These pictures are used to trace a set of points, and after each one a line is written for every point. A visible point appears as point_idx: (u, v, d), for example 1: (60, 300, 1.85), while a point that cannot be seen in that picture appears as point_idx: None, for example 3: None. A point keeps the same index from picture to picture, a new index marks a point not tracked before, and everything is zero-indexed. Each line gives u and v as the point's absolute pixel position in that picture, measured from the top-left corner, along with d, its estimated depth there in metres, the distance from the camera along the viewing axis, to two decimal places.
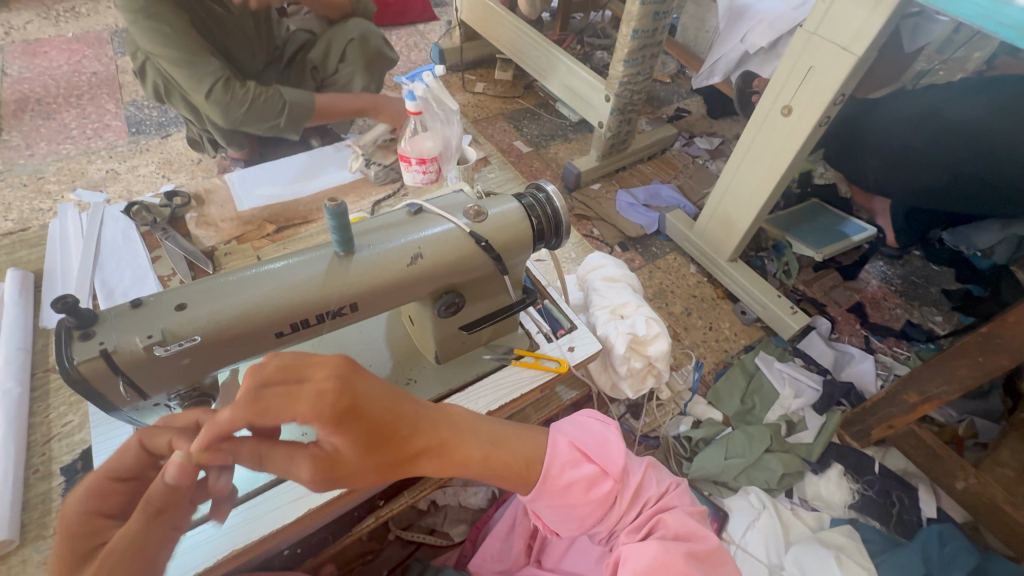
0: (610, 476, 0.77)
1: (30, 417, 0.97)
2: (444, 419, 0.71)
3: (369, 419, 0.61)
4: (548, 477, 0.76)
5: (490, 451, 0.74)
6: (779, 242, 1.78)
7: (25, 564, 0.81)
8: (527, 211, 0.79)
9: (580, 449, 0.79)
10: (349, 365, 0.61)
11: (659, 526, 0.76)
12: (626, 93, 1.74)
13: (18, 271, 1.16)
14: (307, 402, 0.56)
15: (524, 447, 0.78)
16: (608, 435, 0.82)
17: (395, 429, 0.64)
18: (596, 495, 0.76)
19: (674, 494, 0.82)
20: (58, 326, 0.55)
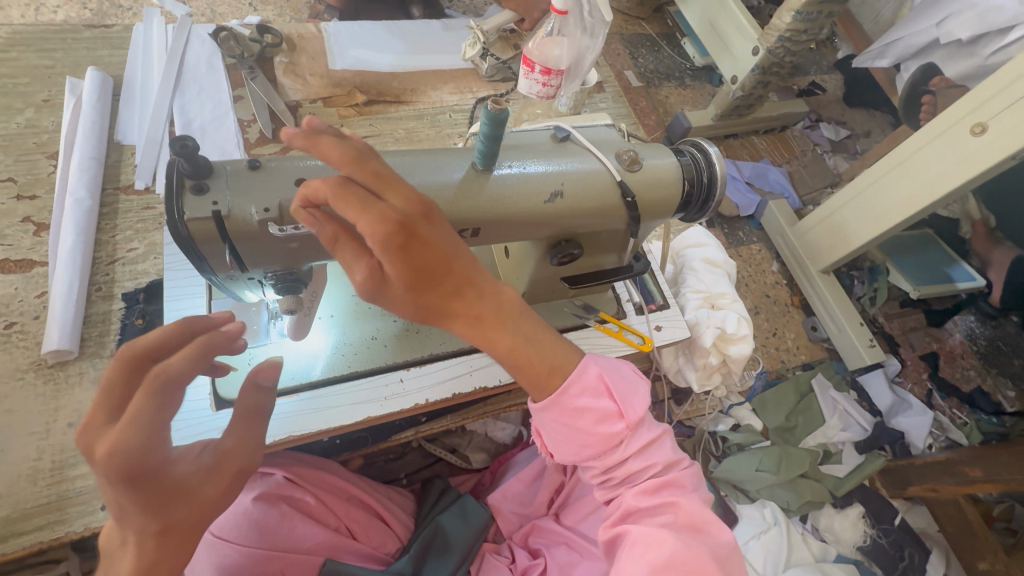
0: (625, 421, 0.59)
1: (98, 233, 0.94)
2: (491, 291, 0.56)
3: (416, 261, 0.48)
4: (561, 393, 0.59)
5: (518, 344, 0.58)
6: (878, 265, 1.62)
7: (81, 377, 0.82)
8: (683, 171, 0.68)
9: (605, 382, 0.61)
10: (429, 209, 0.49)
11: (670, 509, 0.59)
12: (780, 51, 1.49)
13: (98, 72, 1.07)
14: (375, 223, 0.45)
15: (547, 349, 0.59)
16: (638, 384, 0.63)
17: (450, 285, 0.52)
18: (603, 438, 0.59)
19: (692, 475, 0.64)
20: (169, 170, 0.48)
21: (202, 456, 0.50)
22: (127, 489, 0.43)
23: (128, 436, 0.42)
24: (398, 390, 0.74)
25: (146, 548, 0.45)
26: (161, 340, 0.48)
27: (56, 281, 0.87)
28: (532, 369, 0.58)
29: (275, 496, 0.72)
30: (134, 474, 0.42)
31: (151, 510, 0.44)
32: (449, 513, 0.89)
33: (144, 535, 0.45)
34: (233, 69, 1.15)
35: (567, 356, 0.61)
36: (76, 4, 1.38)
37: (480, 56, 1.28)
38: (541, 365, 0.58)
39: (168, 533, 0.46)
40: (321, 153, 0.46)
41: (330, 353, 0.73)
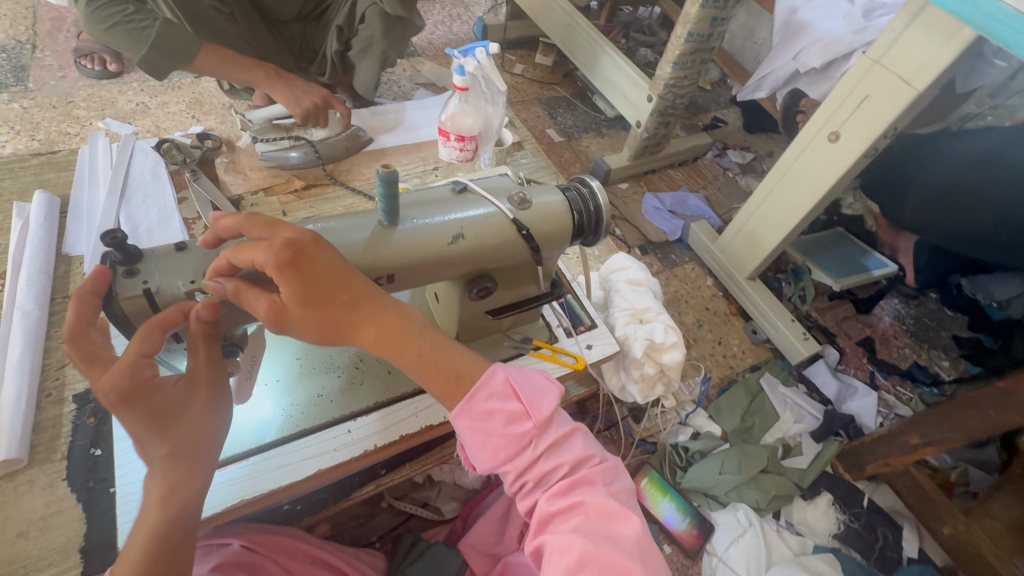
0: (532, 420, 0.60)
1: (46, 341, 0.97)
2: (394, 306, 0.61)
3: (310, 283, 0.55)
4: (468, 399, 0.61)
5: (427, 350, 0.62)
6: (799, 265, 1.77)
7: (33, 483, 0.83)
8: (570, 204, 0.78)
9: (511, 385, 0.63)
10: (319, 241, 0.57)
11: (581, 511, 0.57)
12: (670, 96, 1.71)
13: (46, 194, 1.15)
14: (266, 251, 0.53)
15: (455, 355, 0.64)
16: (550, 386, 0.65)
17: (343, 304, 0.57)
18: (512, 439, 0.60)
19: (607, 471, 0.62)
20: (102, 261, 0.55)
21: (185, 379, 0.56)
22: (129, 411, 0.51)
23: (118, 364, 0.51)
24: (346, 440, 0.77)
25: (162, 469, 0.52)
26: (77, 313, 0.50)
27: (4, 392, 0.89)
28: (442, 375, 0.62)
29: (234, 565, 0.72)
30: (126, 393, 0.50)
31: (157, 429, 0.52)
32: (418, 566, 0.91)
33: (157, 460, 0.52)
34: (176, 174, 1.25)
35: (479, 362, 0.65)
36: (25, 137, 1.48)
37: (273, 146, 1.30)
38: (450, 370, 0.62)
39: (175, 454, 0.53)
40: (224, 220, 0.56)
41: (280, 415, 0.77)
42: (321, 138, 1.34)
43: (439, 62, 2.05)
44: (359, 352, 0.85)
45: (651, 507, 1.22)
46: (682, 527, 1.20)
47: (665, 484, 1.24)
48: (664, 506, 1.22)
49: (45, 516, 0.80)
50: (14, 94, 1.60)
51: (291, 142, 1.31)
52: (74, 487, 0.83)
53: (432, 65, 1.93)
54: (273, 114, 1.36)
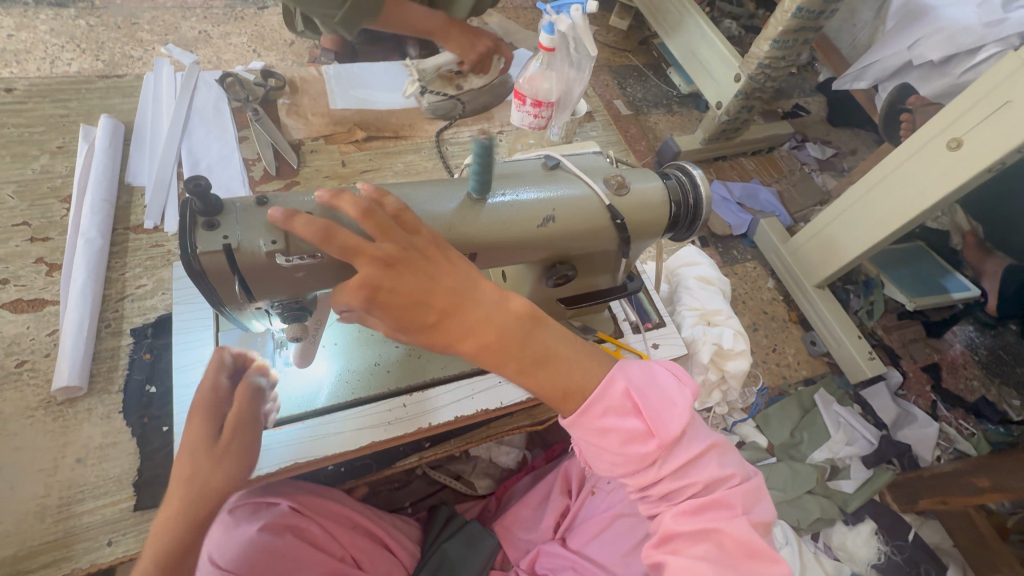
0: (655, 439, 0.57)
1: (107, 271, 0.96)
2: (489, 314, 0.57)
3: (400, 290, 0.53)
4: (583, 413, 0.58)
5: (523, 368, 0.58)
6: (872, 278, 1.65)
7: (90, 413, 0.83)
8: (669, 194, 0.71)
9: (632, 398, 0.59)
10: (414, 251, 0.54)
11: (712, 538, 0.57)
12: (760, 77, 1.56)
13: (111, 119, 1.13)
14: (365, 265, 0.52)
15: (558, 368, 0.59)
16: (676, 396, 0.60)
17: (436, 314, 0.55)
18: (631, 457, 0.57)
19: (743, 493, 0.60)
20: (182, 207, 0.51)
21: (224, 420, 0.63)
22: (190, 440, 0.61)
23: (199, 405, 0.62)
24: (400, 415, 0.75)
25: (202, 459, 0.60)
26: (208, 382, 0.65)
27: (66, 318, 0.89)
28: (543, 392, 0.59)
29: (282, 526, 0.73)
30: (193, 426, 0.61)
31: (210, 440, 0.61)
32: (454, 540, 0.89)
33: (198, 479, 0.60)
34: (238, 112, 1.21)
35: (592, 375, 0.60)
36: (89, 57, 1.46)
37: (419, 93, 1.32)
38: (550, 387, 0.59)
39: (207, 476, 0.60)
40: (295, 231, 0.50)
41: (335, 381, 0.75)
42: (478, 87, 1.35)
43: (509, 16, 1.91)
44: None
45: None
46: None
47: None
48: None
49: (102, 446, 0.81)
50: (79, 10, 1.56)
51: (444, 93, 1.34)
52: (129, 421, 0.84)
53: (502, 18, 1.81)
54: (439, 61, 1.35)
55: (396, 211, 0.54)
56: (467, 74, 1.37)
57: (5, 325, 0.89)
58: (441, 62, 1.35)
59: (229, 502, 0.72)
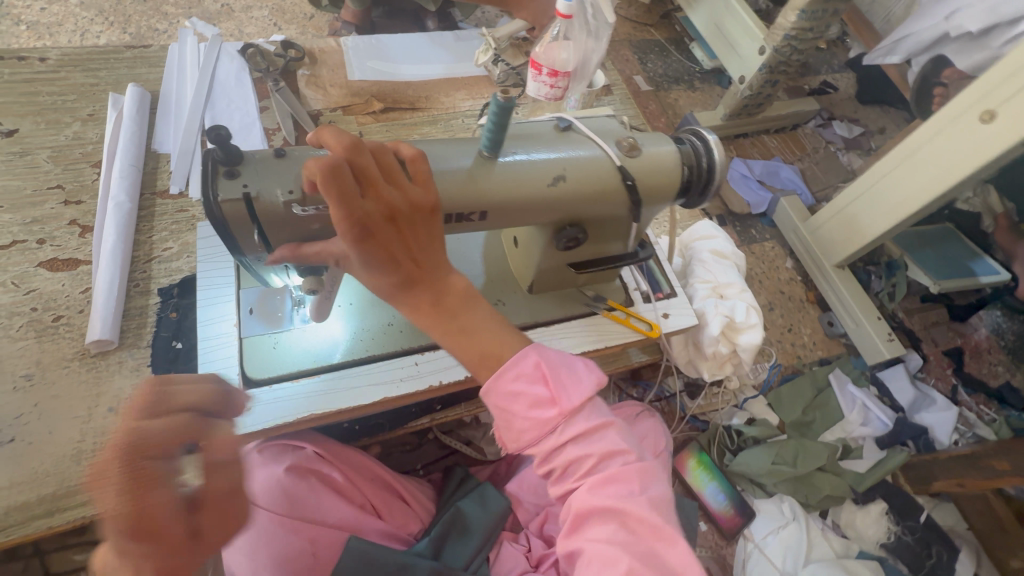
0: (558, 407, 0.58)
1: (136, 233, 1.00)
2: (433, 282, 0.59)
3: (385, 240, 0.54)
4: (497, 377, 0.59)
5: (453, 333, 0.60)
6: (895, 260, 1.60)
7: (121, 365, 0.88)
8: (682, 158, 0.70)
9: (541, 368, 0.60)
10: (417, 210, 0.55)
11: (617, 515, 0.57)
12: (786, 50, 1.51)
13: (137, 88, 1.16)
14: (374, 204, 0.52)
15: (480, 337, 0.61)
16: (583, 373, 0.62)
17: (399, 276, 0.57)
18: (536, 424, 0.58)
19: (643, 471, 0.60)
20: (204, 158, 0.53)
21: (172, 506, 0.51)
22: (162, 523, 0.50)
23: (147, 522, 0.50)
24: (413, 372, 0.77)
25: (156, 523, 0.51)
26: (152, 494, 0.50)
27: (98, 277, 0.93)
28: (466, 358, 0.61)
29: (305, 468, 0.78)
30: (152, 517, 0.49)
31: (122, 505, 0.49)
32: (467, 499, 0.91)
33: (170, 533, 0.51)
34: (259, 82, 1.23)
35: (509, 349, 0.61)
36: (118, 30, 1.49)
37: (491, 62, 1.36)
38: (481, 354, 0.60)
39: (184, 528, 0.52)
40: (324, 143, 0.52)
41: (349, 339, 0.77)
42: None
43: None
44: None
45: (693, 485, 1.20)
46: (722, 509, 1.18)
47: (711, 465, 1.21)
48: (706, 486, 1.20)
49: (132, 396, 0.86)
50: None
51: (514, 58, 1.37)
52: (157, 374, 0.88)
53: None
54: (512, 29, 1.35)
55: (414, 160, 0.56)
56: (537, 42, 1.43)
57: (43, 282, 0.93)
58: (515, 29, 1.35)
59: (258, 444, 0.79)
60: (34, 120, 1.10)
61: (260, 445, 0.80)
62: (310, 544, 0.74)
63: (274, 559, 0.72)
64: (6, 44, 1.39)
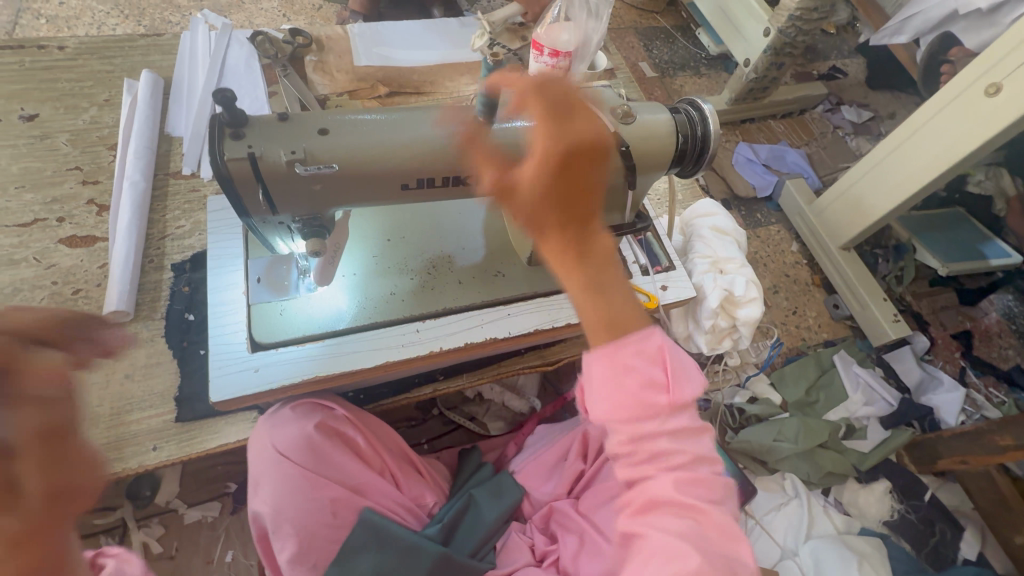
0: (670, 395, 0.51)
1: (150, 212, 1.04)
2: (587, 232, 0.52)
3: (557, 165, 0.50)
4: (621, 350, 0.52)
5: (587, 287, 0.52)
6: (903, 243, 1.59)
7: (137, 335, 0.92)
8: (677, 126, 0.71)
9: (663, 353, 0.53)
10: (522, 177, 0.54)
11: (693, 515, 0.50)
12: (791, 31, 1.50)
13: (151, 74, 1.19)
14: (543, 134, 0.52)
15: (616, 301, 0.53)
16: (691, 367, 0.55)
17: (570, 212, 0.51)
18: (641, 405, 0.51)
19: (723, 486, 0.54)
20: (210, 121, 0.56)
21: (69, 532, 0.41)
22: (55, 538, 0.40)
23: None
24: (414, 339, 0.80)
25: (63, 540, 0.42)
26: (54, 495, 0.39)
27: (114, 252, 0.97)
28: (588, 318, 0.53)
29: (332, 429, 0.80)
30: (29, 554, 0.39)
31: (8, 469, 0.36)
32: (482, 489, 0.92)
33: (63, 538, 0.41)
34: (268, 68, 1.26)
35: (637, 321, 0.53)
36: (132, 22, 1.54)
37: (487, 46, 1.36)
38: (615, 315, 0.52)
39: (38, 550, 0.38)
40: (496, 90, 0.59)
41: (352, 307, 0.79)
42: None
43: None
44: (432, 259, 0.85)
45: None
46: None
47: (715, 444, 1.20)
48: None
49: (147, 365, 0.89)
50: None
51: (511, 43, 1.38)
52: (171, 344, 0.92)
53: None
54: (507, 13, 1.39)
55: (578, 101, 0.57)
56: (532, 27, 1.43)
57: (62, 258, 0.97)
58: (508, 15, 1.39)
59: (288, 400, 0.79)
60: (53, 106, 1.14)
61: (289, 402, 0.80)
62: (331, 503, 0.76)
63: (296, 510, 0.74)
64: (26, 36, 1.44)
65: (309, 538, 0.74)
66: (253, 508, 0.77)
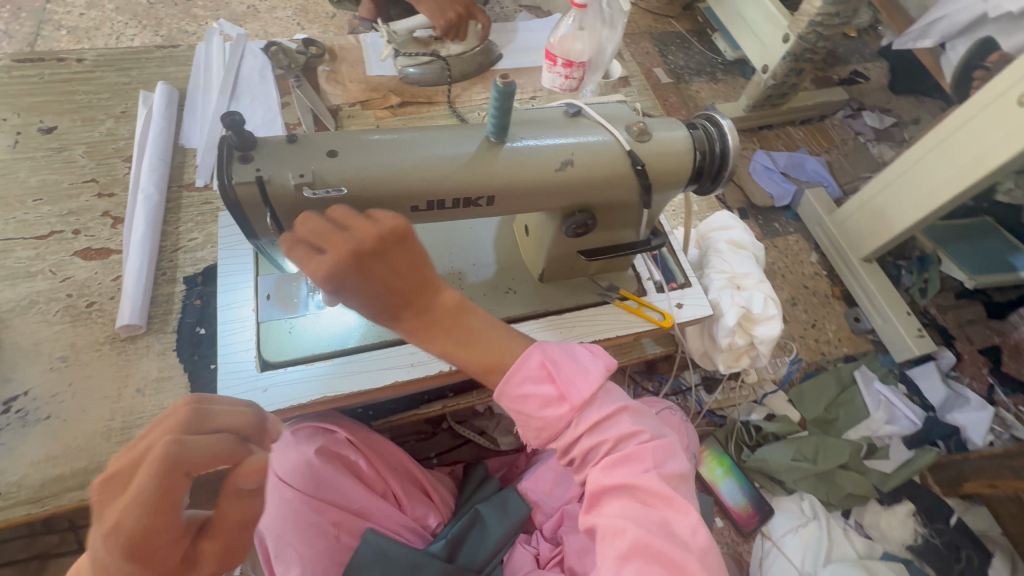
0: (568, 403, 0.59)
1: (164, 224, 1.04)
2: (438, 299, 0.60)
3: (380, 276, 0.55)
4: (505, 382, 0.60)
5: (455, 348, 0.60)
6: (927, 255, 1.54)
7: (149, 349, 0.92)
8: (695, 143, 0.69)
9: (547, 367, 0.60)
10: (391, 238, 0.55)
11: (629, 493, 0.57)
12: (811, 37, 1.46)
13: (166, 86, 1.20)
14: (337, 246, 0.54)
15: (480, 344, 0.61)
16: (589, 364, 0.61)
17: (398, 303, 0.58)
18: (550, 422, 0.59)
19: (658, 449, 0.60)
20: (220, 144, 0.55)
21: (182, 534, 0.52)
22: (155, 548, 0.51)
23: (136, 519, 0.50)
24: (423, 358, 0.78)
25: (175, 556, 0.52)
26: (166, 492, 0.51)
27: (127, 266, 0.97)
28: (466, 365, 0.61)
29: (334, 453, 0.79)
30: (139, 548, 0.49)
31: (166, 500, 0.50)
32: (487, 503, 0.91)
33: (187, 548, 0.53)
34: (281, 79, 1.26)
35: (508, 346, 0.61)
36: (150, 32, 1.55)
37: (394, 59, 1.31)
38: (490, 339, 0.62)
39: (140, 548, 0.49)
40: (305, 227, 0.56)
41: (361, 325, 0.78)
42: (458, 54, 1.31)
43: None
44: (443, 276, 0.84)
45: (710, 480, 1.17)
46: (738, 505, 1.15)
47: (729, 462, 1.18)
48: (723, 482, 1.17)
49: (158, 379, 0.90)
50: None
51: (427, 58, 1.30)
52: (182, 358, 0.92)
53: None
54: (412, 23, 1.29)
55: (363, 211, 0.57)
56: (445, 40, 1.32)
57: (78, 270, 0.98)
58: (413, 25, 1.29)
59: (292, 424, 0.80)
60: (71, 118, 1.15)
61: (294, 427, 0.80)
62: (334, 527, 0.75)
63: (297, 536, 0.73)
64: (47, 47, 1.47)
65: (313, 564, 0.72)
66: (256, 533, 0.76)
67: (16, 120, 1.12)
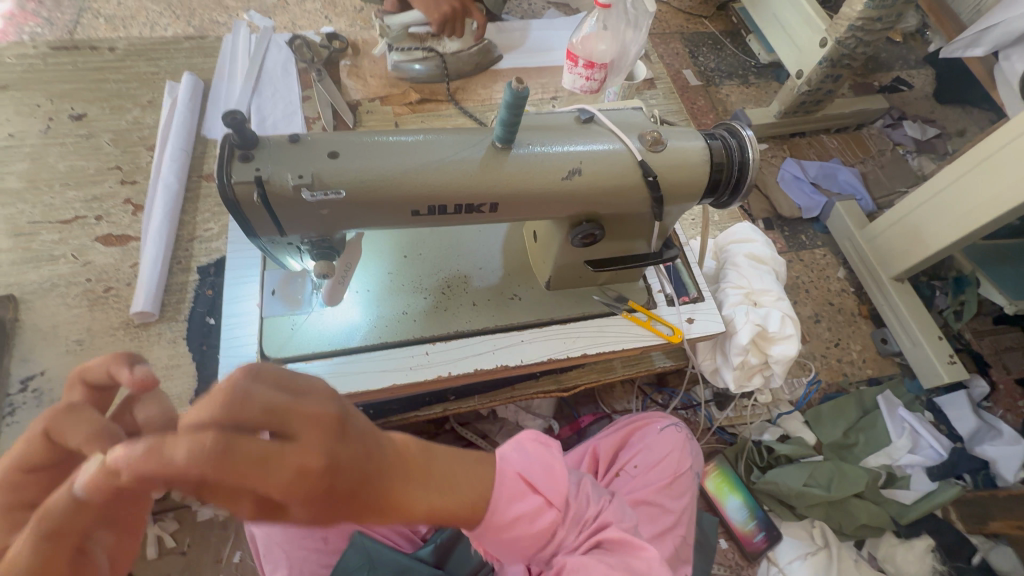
0: (555, 507, 0.55)
1: (182, 213, 1.06)
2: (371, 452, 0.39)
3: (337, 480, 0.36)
4: (490, 518, 0.49)
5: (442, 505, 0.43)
6: (964, 277, 1.45)
7: (160, 336, 0.94)
8: (712, 154, 0.66)
9: (526, 479, 0.52)
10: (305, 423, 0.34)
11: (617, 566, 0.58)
12: (850, 42, 1.39)
13: (192, 76, 1.22)
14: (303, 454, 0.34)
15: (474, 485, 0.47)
16: (556, 455, 0.57)
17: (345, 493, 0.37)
18: (539, 535, 0.54)
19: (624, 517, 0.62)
20: (223, 141, 0.56)
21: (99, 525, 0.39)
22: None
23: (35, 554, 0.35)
24: (422, 362, 0.78)
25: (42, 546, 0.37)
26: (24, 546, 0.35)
27: (144, 253, 0.99)
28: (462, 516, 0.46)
29: None
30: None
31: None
32: None
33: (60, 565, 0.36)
34: (304, 72, 1.26)
35: (487, 478, 0.49)
36: (182, 22, 1.58)
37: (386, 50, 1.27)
38: (468, 507, 0.46)
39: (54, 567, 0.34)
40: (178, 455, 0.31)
41: (362, 325, 0.78)
42: (454, 53, 1.25)
43: None
44: (448, 278, 0.83)
45: (715, 497, 1.14)
46: (742, 526, 1.11)
47: (735, 480, 1.15)
48: (728, 500, 1.13)
49: (169, 365, 0.92)
50: None
51: (424, 54, 1.24)
52: (191, 347, 0.93)
53: None
54: (408, 20, 1.19)
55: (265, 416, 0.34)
56: (441, 36, 1.24)
57: (98, 255, 1.01)
58: (407, 21, 1.19)
59: None
60: (100, 106, 1.18)
61: None
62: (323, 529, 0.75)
63: (286, 537, 0.74)
64: (85, 35, 1.52)
65: (300, 564, 0.75)
66: (248, 528, 0.78)
67: (50, 106, 1.16)
